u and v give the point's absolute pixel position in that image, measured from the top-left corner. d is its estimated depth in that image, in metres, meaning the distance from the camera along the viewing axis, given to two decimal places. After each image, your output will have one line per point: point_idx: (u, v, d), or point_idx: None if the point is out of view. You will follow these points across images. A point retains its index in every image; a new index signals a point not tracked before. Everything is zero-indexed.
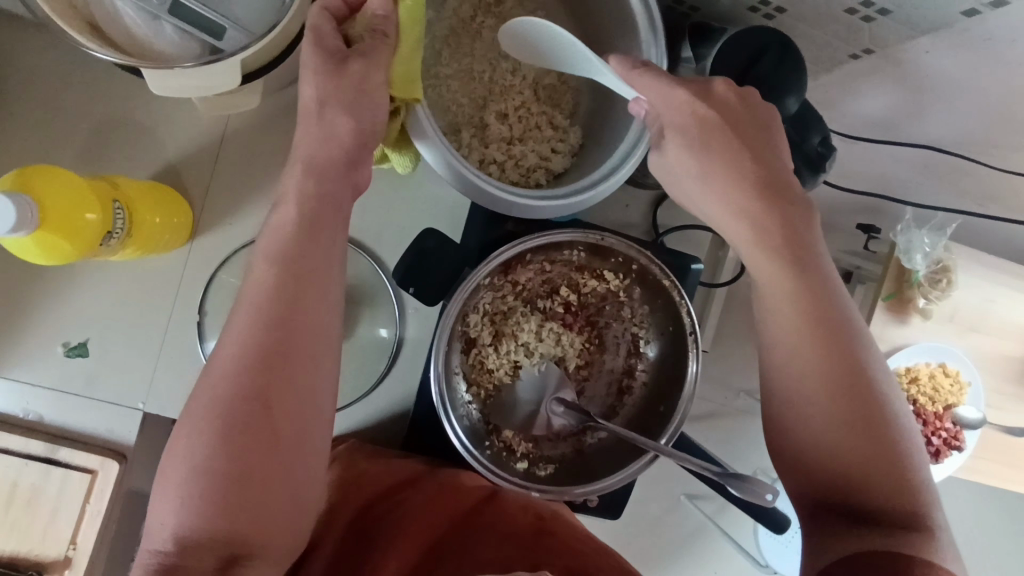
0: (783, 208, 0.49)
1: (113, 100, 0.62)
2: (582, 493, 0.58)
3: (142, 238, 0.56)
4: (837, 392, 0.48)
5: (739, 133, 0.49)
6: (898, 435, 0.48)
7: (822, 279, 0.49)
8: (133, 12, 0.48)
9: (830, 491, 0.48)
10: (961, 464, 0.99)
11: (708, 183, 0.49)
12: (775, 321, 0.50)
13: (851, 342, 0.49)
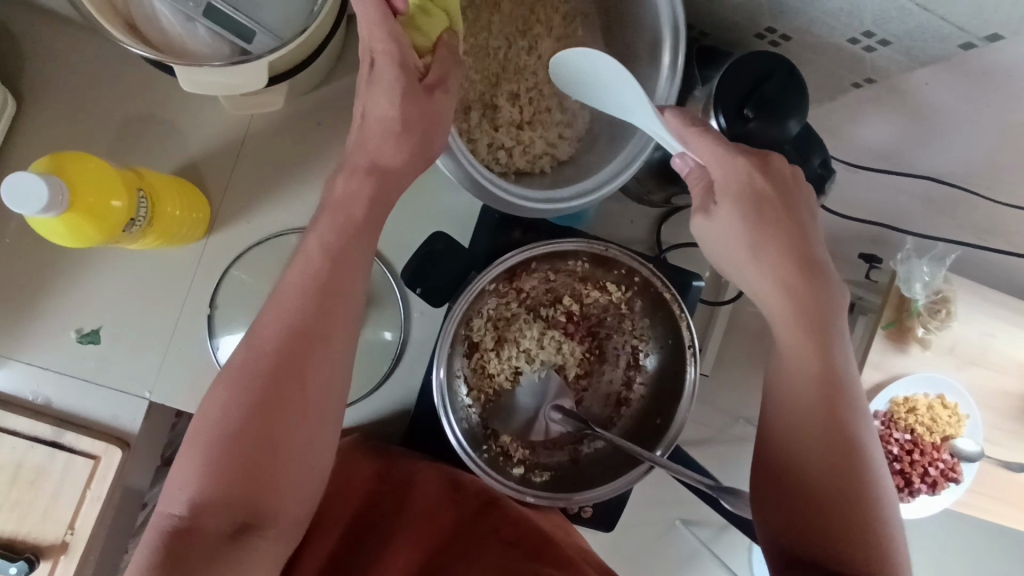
0: (807, 270, 0.50)
1: (142, 97, 0.64)
2: (581, 500, 0.58)
3: (161, 228, 0.58)
4: (833, 443, 0.50)
5: (782, 201, 0.50)
6: (882, 498, 0.50)
7: (834, 341, 0.51)
8: (170, 13, 0.50)
9: (813, 537, 0.49)
10: (958, 497, 0.99)
11: (757, 250, 0.50)
12: (793, 381, 0.52)
13: (851, 404, 0.51)
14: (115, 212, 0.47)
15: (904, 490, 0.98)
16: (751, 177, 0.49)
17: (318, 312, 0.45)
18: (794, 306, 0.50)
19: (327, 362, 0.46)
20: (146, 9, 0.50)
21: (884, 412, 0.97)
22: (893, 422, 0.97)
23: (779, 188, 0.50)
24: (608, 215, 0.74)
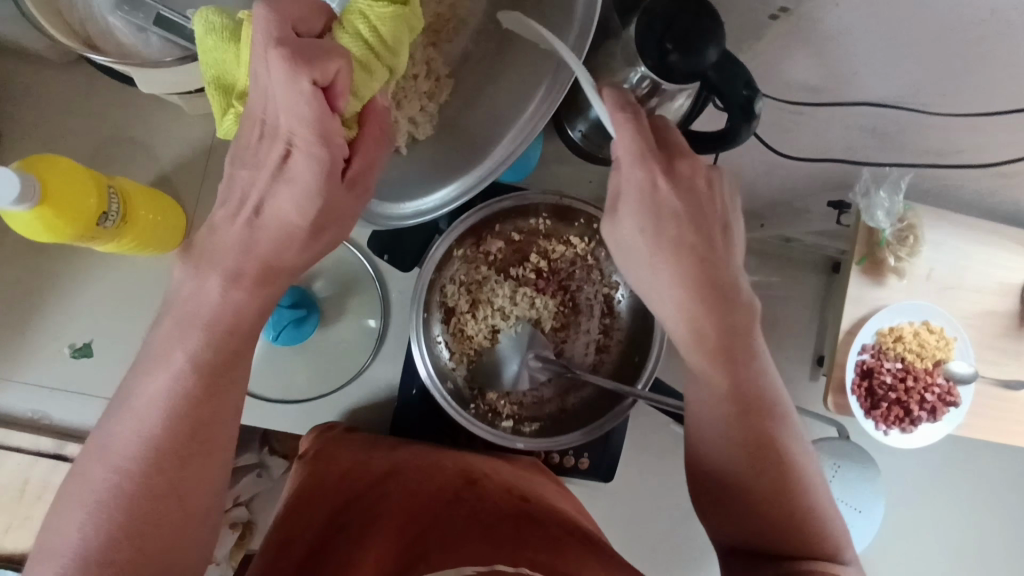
0: (713, 291, 0.52)
1: (110, 120, 0.68)
2: (564, 442, 0.62)
3: (139, 234, 0.60)
4: (763, 457, 0.51)
5: (697, 223, 0.52)
6: (820, 494, 0.52)
7: (747, 354, 0.53)
8: (125, 27, 0.54)
9: (761, 541, 0.50)
10: (959, 420, 0.99)
11: (655, 259, 0.52)
12: (705, 388, 0.53)
13: (772, 413, 0.53)
14: (89, 206, 0.50)
15: (904, 420, 0.98)
16: (665, 195, 0.51)
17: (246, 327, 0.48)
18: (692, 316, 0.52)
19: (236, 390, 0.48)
20: (101, 26, 0.54)
21: (873, 344, 0.97)
22: (883, 354, 0.98)
23: (694, 207, 0.52)
24: (567, 177, 0.77)
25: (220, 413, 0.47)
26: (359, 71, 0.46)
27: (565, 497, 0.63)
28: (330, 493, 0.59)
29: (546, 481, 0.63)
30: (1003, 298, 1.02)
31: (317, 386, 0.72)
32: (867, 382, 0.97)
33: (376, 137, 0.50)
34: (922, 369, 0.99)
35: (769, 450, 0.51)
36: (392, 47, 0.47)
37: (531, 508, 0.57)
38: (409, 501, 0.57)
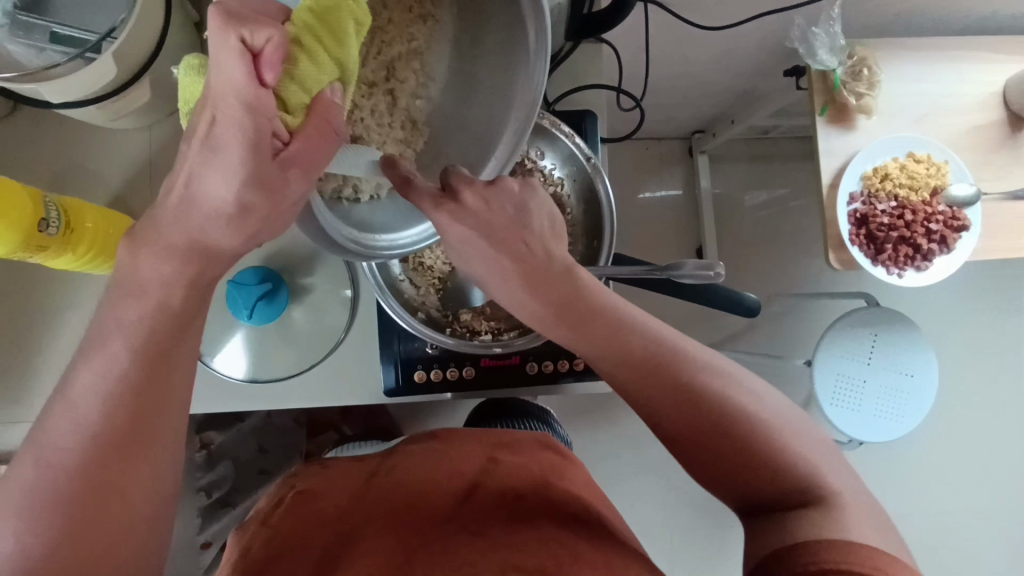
0: (547, 279, 0.51)
1: (50, 159, 0.71)
2: (537, 336, 0.66)
3: (91, 248, 0.62)
4: (683, 415, 0.51)
5: (500, 237, 0.49)
6: (754, 426, 0.50)
7: (611, 318, 0.52)
8: (24, 50, 0.56)
9: (730, 478, 0.50)
10: (972, 244, 0.95)
11: (507, 281, 0.51)
12: (602, 369, 0.54)
13: (667, 362, 0.51)
14: (28, 213, 0.53)
15: (917, 258, 0.95)
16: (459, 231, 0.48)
17: (174, 316, 0.41)
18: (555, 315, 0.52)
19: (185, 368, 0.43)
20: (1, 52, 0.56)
21: (861, 191, 0.94)
22: (874, 198, 0.94)
23: (489, 214, 0.48)
24: None
25: (160, 419, 0.42)
26: (299, 56, 0.32)
27: (565, 479, 0.65)
28: (323, 524, 0.57)
29: (539, 470, 0.65)
30: (988, 109, 0.96)
31: (307, 356, 0.73)
32: (865, 230, 0.93)
33: (324, 129, 0.36)
34: (920, 202, 0.96)
35: (684, 404, 0.51)
36: (345, 41, 0.34)
37: (525, 506, 0.58)
38: (404, 517, 0.57)
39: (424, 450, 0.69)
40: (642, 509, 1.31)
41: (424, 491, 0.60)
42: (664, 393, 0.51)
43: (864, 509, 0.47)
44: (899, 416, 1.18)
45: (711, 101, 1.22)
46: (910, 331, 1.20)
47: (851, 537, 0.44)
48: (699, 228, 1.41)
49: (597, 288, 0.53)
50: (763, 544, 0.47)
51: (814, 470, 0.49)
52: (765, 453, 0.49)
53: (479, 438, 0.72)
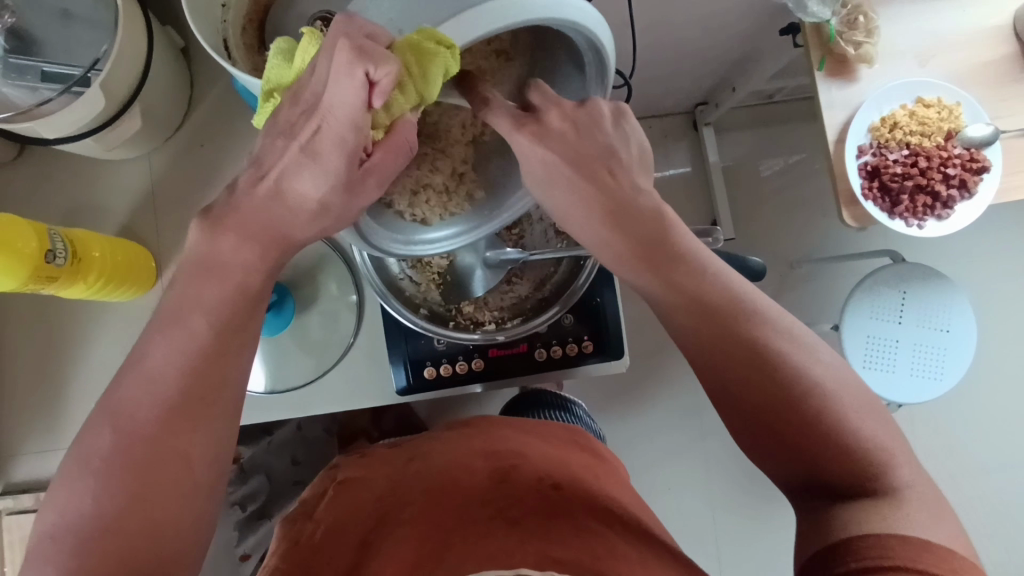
0: (631, 212, 0.48)
1: (61, 197, 0.74)
2: (540, 323, 0.67)
3: (104, 275, 0.64)
4: (755, 382, 0.45)
5: (587, 164, 0.48)
6: (838, 403, 0.44)
7: (675, 261, 0.48)
8: (19, 93, 0.59)
9: (791, 449, 0.45)
10: (995, 185, 0.91)
11: (582, 205, 0.48)
12: (670, 311, 0.48)
13: (747, 319, 0.46)
14: (33, 247, 0.55)
15: (937, 206, 0.92)
16: (539, 157, 0.47)
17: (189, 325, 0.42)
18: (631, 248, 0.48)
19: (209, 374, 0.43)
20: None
21: (870, 143, 0.91)
22: (885, 148, 0.91)
23: (574, 141, 0.47)
24: None
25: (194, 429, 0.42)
26: (397, 91, 0.39)
27: (603, 480, 0.62)
28: (363, 514, 0.57)
29: (577, 467, 0.62)
30: (998, 41, 0.92)
31: (319, 364, 0.74)
32: (878, 182, 0.90)
33: (399, 147, 0.43)
34: (933, 147, 0.93)
35: (761, 370, 0.45)
36: (429, 80, 0.37)
37: (562, 495, 0.55)
38: (437, 501, 0.56)
39: (459, 437, 0.67)
40: (680, 491, 1.29)
41: (458, 471, 0.59)
42: (731, 350, 0.46)
43: (931, 503, 0.42)
44: (937, 374, 1.14)
45: (708, 70, 1.19)
46: (942, 284, 1.15)
47: (927, 538, 0.40)
48: (711, 202, 1.38)
49: (673, 226, 0.49)
50: (833, 539, 0.41)
51: (889, 461, 0.43)
52: (835, 427, 0.44)
53: (523, 429, 0.69)
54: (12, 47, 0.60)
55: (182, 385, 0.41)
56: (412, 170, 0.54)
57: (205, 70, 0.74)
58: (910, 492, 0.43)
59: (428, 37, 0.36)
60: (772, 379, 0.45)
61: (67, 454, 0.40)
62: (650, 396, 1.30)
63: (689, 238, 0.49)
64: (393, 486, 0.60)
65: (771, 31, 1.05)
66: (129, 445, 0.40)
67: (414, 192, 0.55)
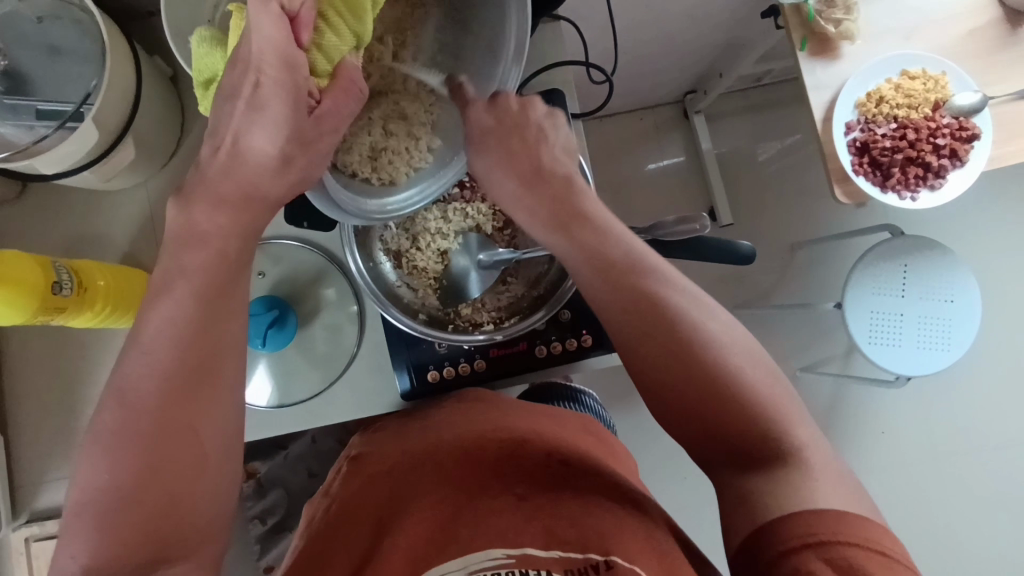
0: (544, 178, 0.56)
1: (62, 229, 0.76)
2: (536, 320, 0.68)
3: (110, 300, 0.66)
4: (656, 344, 0.50)
5: (510, 140, 0.56)
6: (729, 363, 0.48)
7: (589, 225, 0.54)
8: (15, 131, 0.61)
9: (708, 421, 0.48)
10: (987, 151, 0.91)
11: (501, 174, 0.56)
12: (577, 279, 0.54)
13: (647, 280, 0.51)
14: (39, 279, 0.57)
15: (929, 177, 0.92)
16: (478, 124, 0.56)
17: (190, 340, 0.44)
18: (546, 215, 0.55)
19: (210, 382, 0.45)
20: None
21: (858, 119, 0.91)
22: (873, 123, 0.91)
23: (499, 123, 0.56)
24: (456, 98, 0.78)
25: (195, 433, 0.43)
26: (325, 29, 0.44)
27: (610, 460, 0.62)
28: (375, 489, 0.58)
29: (585, 444, 0.62)
30: (981, 9, 0.91)
31: (325, 376, 0.75)
32: (868, 157, 0.90)
33: (350, 89, 0.46)
34: (921, 119, 0.93)
35: (661, 331, 0.50)
36: (359, 12, 0.45)
37: (571, 471, 0.56)
38: (452, 477, 0.56)
39: (466, 408, 0.66)
40: (694, 480, 1.29)
41: (470, 441, 0.59)
42: (648, 323, 0.50)
43: (842, 476, 0.46)
44: (945, 345, 1.13)
45: (694, 58, 1.19)
46: (942, 255, 1.15)
47: (841, 509, 0.43)
48: (707, 189, 1.39)
49: (589, 201, 0.55)
50: (759, 521, 0.45)
51: (783, 415, 0.48)
52: (745, 397, 0.48)
53: (532, 407, 0.68)
54: (6, 87, 0.62)
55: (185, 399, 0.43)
56: (365, 136, 0.57)
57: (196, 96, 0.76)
58: (823, 464, 0.46)
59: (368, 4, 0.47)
60: (687, 352, 0.49)
61: (79, 472, 0.41)
62: None
63: (602, 211, 0.55)
64: (404, 452, 0.61)
65: (752, 15, 1.05)
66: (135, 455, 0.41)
67: (372, 156, 0.58)
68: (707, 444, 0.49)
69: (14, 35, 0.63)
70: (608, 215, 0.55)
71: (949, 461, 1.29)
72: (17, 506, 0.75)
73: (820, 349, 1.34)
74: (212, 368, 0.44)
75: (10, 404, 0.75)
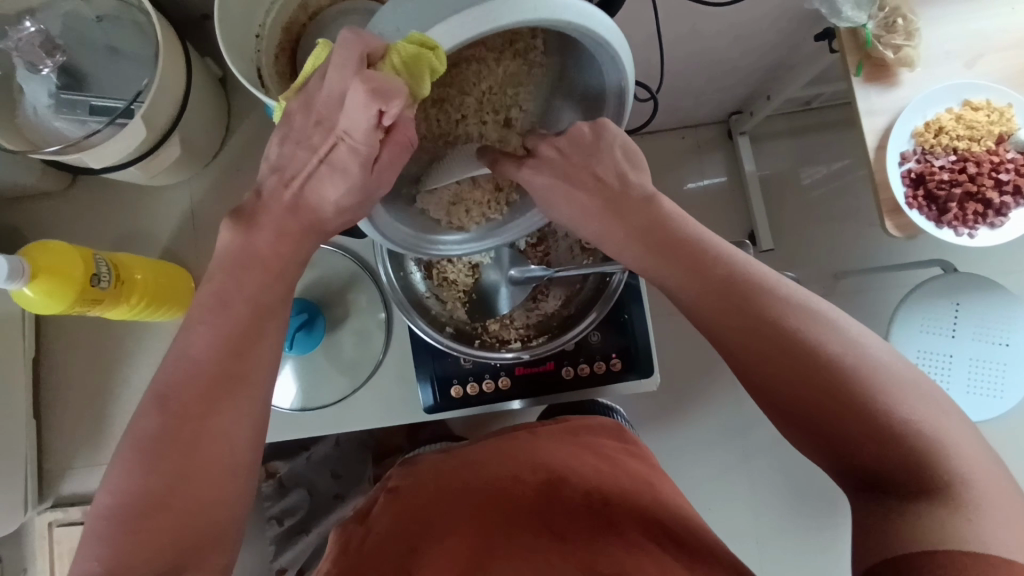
0: (630, 208, 0.52)
1: (106, 222, 0.78)
2: (566, 340, 0.66)
3: (148, 297, 0.68)
4: (782, 372, 0.45)
5: (574, 167, 0.52)
6: (869, 385, 0.42)
7: (684, 244, 0.50)
8: (68, 125, 0.63)
9: (844, 435, 0.43)
10: None
11: (564, 208, 0.53)
12: (677, 297, 0.50)
13: (763, 301, 0.46)
14: (79, 272, 0.59)
15: (989, 213, 0.87)
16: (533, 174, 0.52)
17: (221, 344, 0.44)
18: (630, 237, 0.51)
19: (238, 387, 0.45)
20: (49, 130, 0.63)
21: (914, 149, 0.87)
22: (930, 154, 0.87)
23: (564, 158, 0.52)
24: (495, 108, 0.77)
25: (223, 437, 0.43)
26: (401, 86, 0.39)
27: (662, 488, 0.60)
28: (409, 521, 0.57)
29: (629, 475, 0.59)
30: None
31: (349, 382, 0.75)
32: (923, 190, 0.86)
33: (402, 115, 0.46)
34: (984, 151, 0.88)
35: (785, 356, 0.44)
36: (419, 75, 0.38)
37: (613, 512, 0.54)
38: (486, 511, 0.56)
39: (504, 443, 0.66)
40: (721, 511, 1.25)
41: (509, 479, 0.58)
42: (762, 334, 0.45)
43: (1003, 504, 0.40)
44: (997, 391, 1.07)
45: (742, 79, 1.17)
46: (1000, 295, 1.09)
47: (999, 550, 0.38)
48: (749, 212, 1.35)
49: (676, 216, 0.52)
50: (897, 552, 0.40)
51: (934, 435, 0.42)
52: (889, 413, 0.42)
53: (573, 431, 0.68)
54: (63, 83, 0.63)
55: (214, 394, 0.44)
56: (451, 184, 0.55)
57: (243, 98, 0.78)
58: (985, 493, 0.40)
59: (412, 41, 0.37)
60: (812, 366, 0.44)
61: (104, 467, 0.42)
62: (687, 413, 1.26)
63: (694, 226, 0.51)
64: (439, 483, 0.61)
65: (806, 37, 1.02)
66: (164, 455, 0.41)
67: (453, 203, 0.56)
68: (849, 466, 0.44)
69: (75, 34, 0.65)
70: (701, 230, 0.51)
71: None
72: (44, 490, 0.76)
73: None
74: (236, 369, 0.45)
75: (44, 389, 0.76)
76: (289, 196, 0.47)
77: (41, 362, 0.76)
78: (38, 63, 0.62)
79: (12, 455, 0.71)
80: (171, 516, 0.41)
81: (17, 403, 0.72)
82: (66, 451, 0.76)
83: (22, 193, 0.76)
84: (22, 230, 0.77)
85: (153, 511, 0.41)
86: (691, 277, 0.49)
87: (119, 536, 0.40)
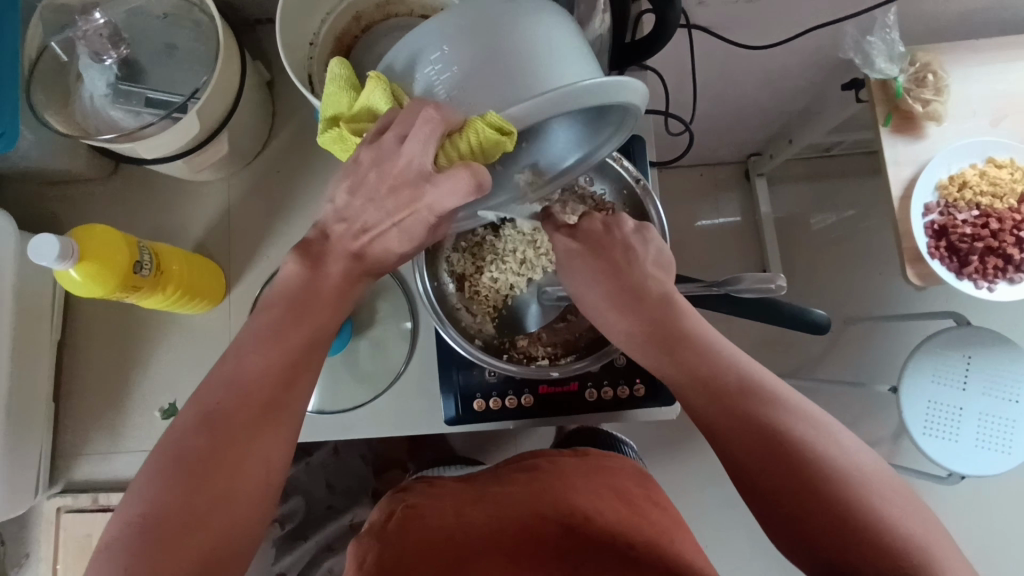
0: (640, 300, 0.53)
1: (143, 212, 0.79)
2: (595, 362, 0.66)
3: (182, 288, 0.68)
4: (782, 475, 0.45)
5: (607, 254, 0.56)
6: (885, 512, 0.43)
7: (685, 340, 0.52)
8: (121, 114, 0.64)
9: (831, 543, 0.43)
10: None
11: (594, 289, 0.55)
12: (680, 399, 0.51)
13: (754, 405, 0.48)
14: (123, 258, 0.59)
15: (1009, 269, 0.89)
16: (563, 245, 0.57)
17: None
18: (644, 328, 0.53)
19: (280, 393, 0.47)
20: (103, 117, 0.64)
21: (938, 201, 0.88)
22: (953, 207, 0.88)
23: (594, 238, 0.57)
24: None
25: (257, 443, 0.45)
26: (476, 147, 0.41)
27: (678, 540, 0.59)
28: (434, 544, 0.57)
29: (648, 523, 0.59)
30: None
31: (369, 391, 0.75)
32: (945, 242, 0.87)
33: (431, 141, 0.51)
34: (1005, 208, 0.90)
35: (775, 462, 0.45)
36: (491, 144, 0.40)
37: (640, 555, 0.53)
38: (512, 557, 0.56)
39: (527, 475, 0.66)
40: (719, 551, 1.24)
41: (533, 517, 0.59)
42: (754, 438, 0.47)
43: None
44: (1006, 447, 1.07)
45: (767, 121, 1.19)
46: (1012, 352, 1.10)
47: None
48: (762, 252, 1.37)
49: (683, 310, 0.53)
50: None
51: (926, 549, 0.42)
52: (878, 526, 0.43)
53: (597, 467, 0.67)
54: (123, 74, 0.64)
55: (250, 411, 0.45)
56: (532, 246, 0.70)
57: (288, 104, 0.80)
58: None
59: (490, 123, 0.39)
60: (801, 477, 0.45)
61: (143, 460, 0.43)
62: (690, 448, 1.26)
63: (698, 323, 0.53)
64: (464, 515, 0.61)
65: (832, 86, 1.05)
66: (201, 455, 0.43)
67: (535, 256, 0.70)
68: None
69: (139, 28, 0.66)
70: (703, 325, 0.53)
71: (992, 566, 1.24)
72: (53, 475, 0.76)
73: (865, 432, 1.30)
74: (284, 386, 0.47)
75: (66, 375, 0.76)
76: (350, 235, 0.50)
77: (65, 346, 0.77)
78: (102, 53, 0.63)
79: (28, 436, 0.71)
80: (199, 517, 0.42)
81: (39, 384, 0.72)
82: (79, 438, 0.76)
83: (63, 177, 0.77)
84: (61, 214, 0.78)
85: (185, 506, 0.42)
86: (694, 377, 0.50)
87: (143, 528, 0.41)
